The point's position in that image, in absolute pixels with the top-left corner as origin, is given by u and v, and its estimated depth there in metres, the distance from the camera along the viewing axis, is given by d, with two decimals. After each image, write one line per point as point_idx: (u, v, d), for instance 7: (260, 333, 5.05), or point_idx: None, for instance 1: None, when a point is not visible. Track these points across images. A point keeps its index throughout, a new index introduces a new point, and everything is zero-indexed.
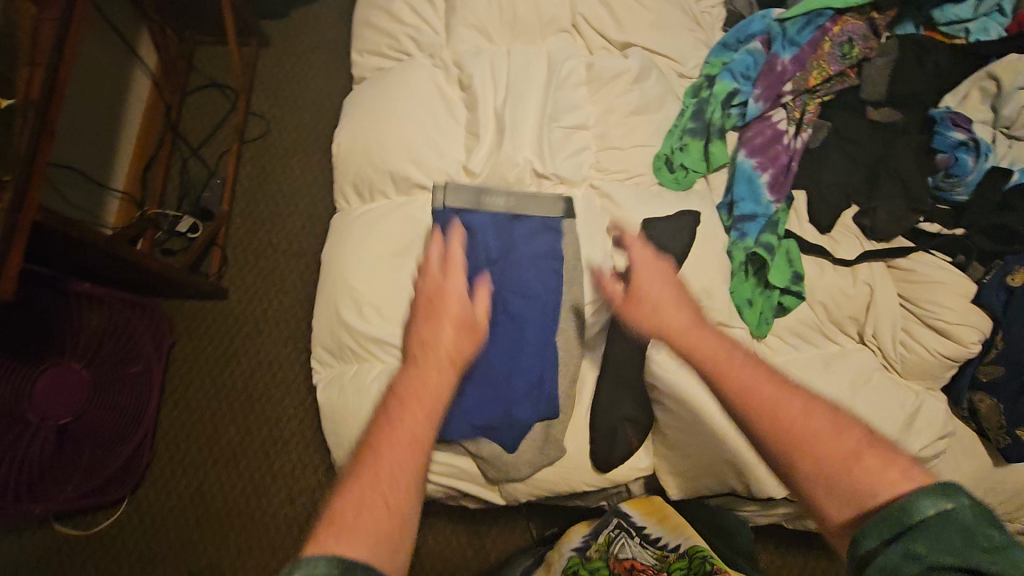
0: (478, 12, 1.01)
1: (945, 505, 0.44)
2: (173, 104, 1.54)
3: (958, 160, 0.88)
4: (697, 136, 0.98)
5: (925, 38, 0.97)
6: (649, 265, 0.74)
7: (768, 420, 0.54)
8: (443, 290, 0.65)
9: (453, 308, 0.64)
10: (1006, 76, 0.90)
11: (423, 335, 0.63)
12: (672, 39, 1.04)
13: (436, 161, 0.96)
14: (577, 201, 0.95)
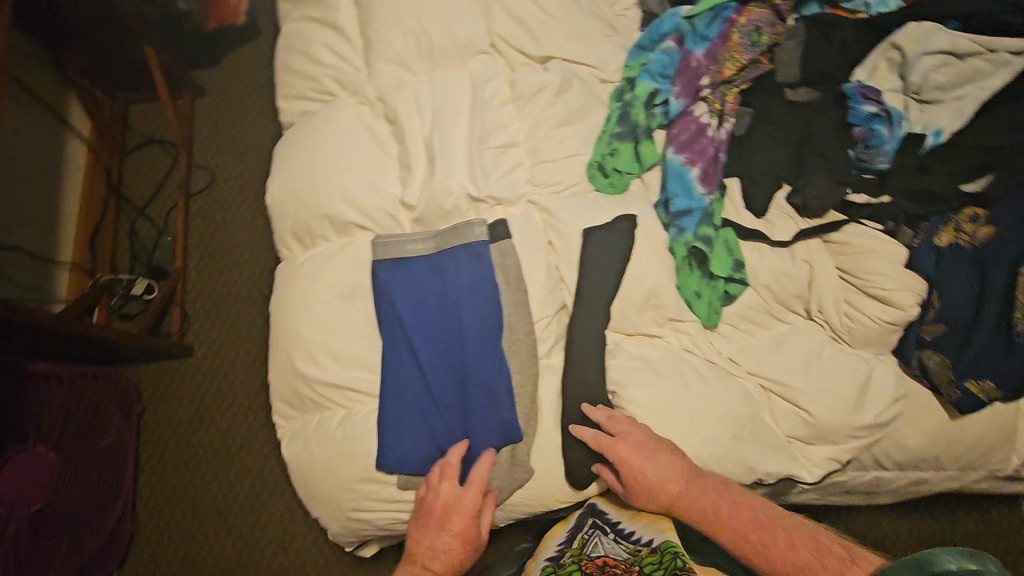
0: (394, 44, 1.01)
1: (970, 565, 0.62)
2: (112, 166, 1.50)
3: (873, 132, 0.91)
4: (625, 139, 0.99)
5: (829, 15, 0.99)
6: (635, 454, 0.82)
7: (761, 560, 0.76)
8: (448, 510, 0.82)
9: (457, 526, 0.81)
10: (907, 45, 0.93)
11: (417, 532, 0.82)
12: (589, 45, 1.04)
13: (372, 199, 0.97)
14: (516, 220, 0.96)
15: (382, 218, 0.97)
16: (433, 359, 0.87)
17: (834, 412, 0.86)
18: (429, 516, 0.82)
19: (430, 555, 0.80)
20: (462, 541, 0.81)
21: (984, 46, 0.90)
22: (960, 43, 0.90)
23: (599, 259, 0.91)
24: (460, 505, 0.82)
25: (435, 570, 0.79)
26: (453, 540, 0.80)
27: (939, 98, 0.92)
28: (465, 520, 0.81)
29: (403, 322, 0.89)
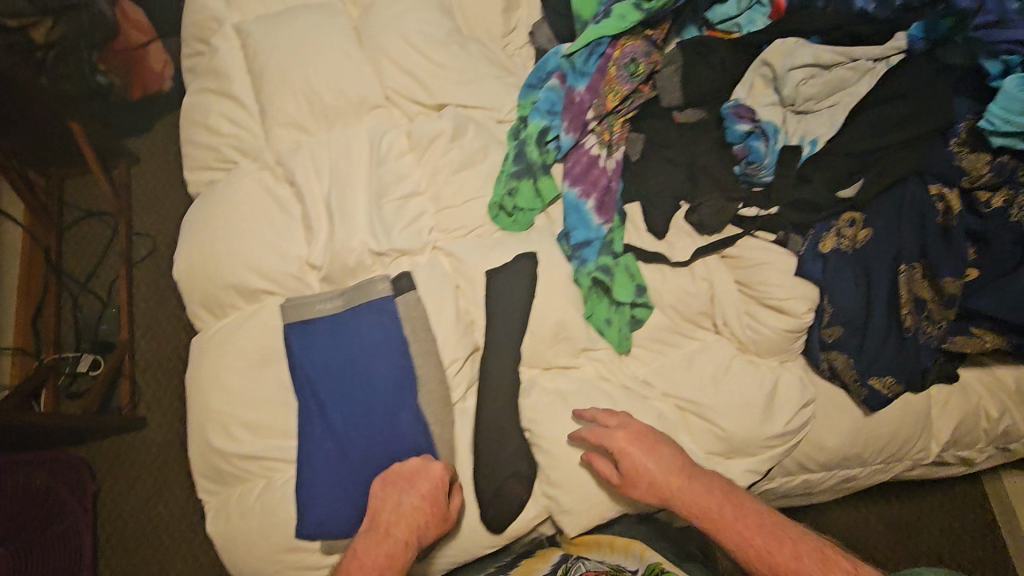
0: (287, 109, 1.03)
1: None
2: (51, 244, 1.45)
3: (751, 148, 0.93)
4: (522, 177, 1.01)
5: (706, 38, 1.01)
6: (636, 445, 0.84)
7: (762, 562, 0.77)
8: (415, 480, 0.82)
9: (422, 485, 0.82)
10: (776, 61, 0.93)
11: (380, 503, 0.82)
12: (481, 89, 1.06)
13: (277, 265, 0.97)
14: (421, 269, 0.97)
15: (288, 282, 0.97)
16: (345, 419, 0.87)
17: (744, 425, 0.88)
18: (397, 488, 0.82)
19: (396, 526, 0.80)
20: (427, 503, 0.81)
21: (847, 56, 0.91)
22: (824, 55, 0.91)
23: (503, 300, 0.93)
24: (426, 469, 0.83)
25: (394, 525, 0.79)
26: (418, 510, 0.80)
27: (812, 108, 0.93)
28: (431, 480, 0.82)
29: (312, 385, 0.89)
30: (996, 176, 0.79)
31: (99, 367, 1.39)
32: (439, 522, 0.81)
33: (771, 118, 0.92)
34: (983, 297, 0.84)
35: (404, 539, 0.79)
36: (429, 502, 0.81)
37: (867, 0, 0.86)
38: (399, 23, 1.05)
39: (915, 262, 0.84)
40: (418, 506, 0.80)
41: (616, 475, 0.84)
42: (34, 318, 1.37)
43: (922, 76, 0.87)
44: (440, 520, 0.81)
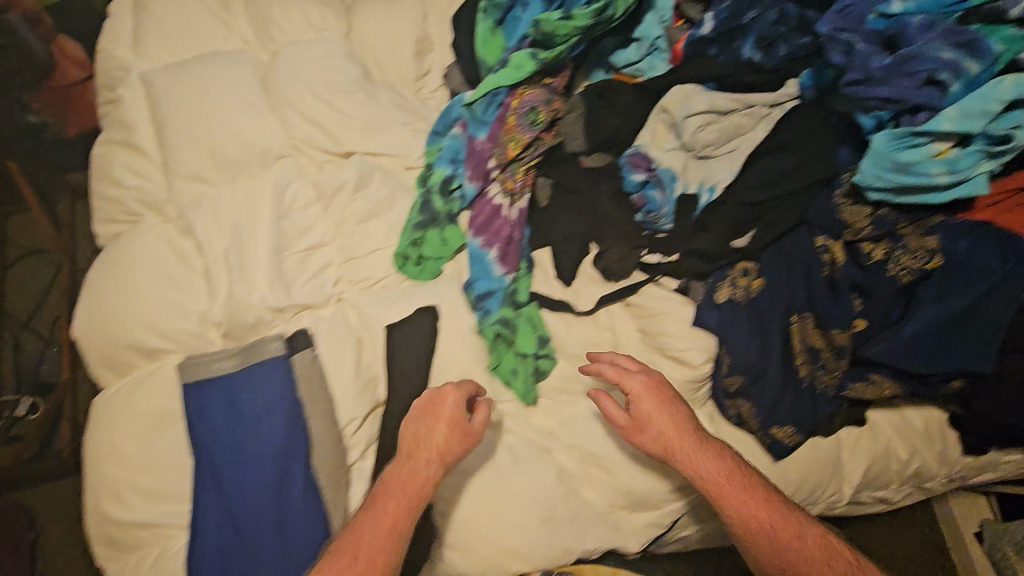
0: (188, 162, 1.02)
1: None
2: None
3: (648, 197, 0.93)
4: (428, 226, 1.00)
5: (611, 82, 0.99)
6: (654, 394, 0.84)
7: (755, 534, 0.77)
8: (438, 406, 0.84)
9: (447, 412, 0.83)
10: (674, 108, 0.93)
11: (408, 431, 0.84)
12: (388, 137, 1.05)
13: (177, 323, 0.96)
14: (322, 324, 0.96)
15: (188, 339, 0.96)
16: (234, 486, 0.85)
17: (643, 479, 0.90)
18: (425, 414, 0.84)
19: (423, 448, 0.82)
20: (451, 430, 0.82)
21: (742, 103, 0.90)
22: (719, 103, 0.90)
23: (402, 356, 0.93)
24: (448, 396, 0.84)
25: (423, 451, 0.82)
26: (443, 433, 0.82)
27: (711, 154, 0.93)
28: (451, 409, 0.83)
29: (202, 449, 0.87)
30: (878, 230, 0.78)
31: (37, 413, 1.25)
32: (465, 443, 0.82)
33: (669, 165, 0.92)
34: (874, 348, 0.80)
35: (433, 458, 0.81)
36: (449, 424, 0.82)
37: (750, 49, 0.89)
38: (302, 72, 1.04)
39: (806, 312, 0.83)
40: (438, 431, 0.82)
41: (624, 418, 0.83)
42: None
43: (811, 124, 0.85)
44: (466, 439, 0.83)
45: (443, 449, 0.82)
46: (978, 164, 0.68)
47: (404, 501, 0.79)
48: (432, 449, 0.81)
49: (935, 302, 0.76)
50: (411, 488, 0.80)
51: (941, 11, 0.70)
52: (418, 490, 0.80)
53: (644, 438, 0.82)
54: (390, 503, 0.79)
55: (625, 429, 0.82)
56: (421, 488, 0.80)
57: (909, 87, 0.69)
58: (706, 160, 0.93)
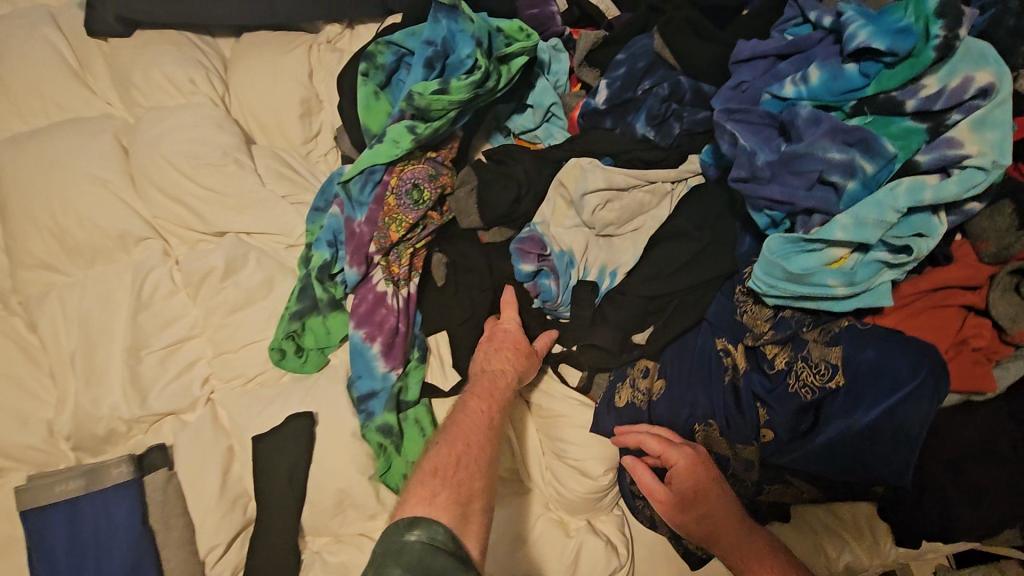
0: (33, 249, 0.91)
1: None
2: None
3: (542, 286, 0.81)
4: (308, 315, 0.90)
5: (506, 150, 0.89)
6: (701, 472, 0.70)
7: None
8: (500, 327, 0.81)
9: (512, 332, 0.81)
10: (571, 183, 0.80)
11: (481, 349, 0.80)
12: (263, 214, 0.95)
13: (15, 437, 0.85)
14: (183, 434, 0.85)
15: (30, 455, 0.85)
16: None
17: None
18: (489, 337, 0.81)
19: (496, 363, 0.77)
20: (518, 342, 0.80)
21: (642, 178, 0.79)
22: (617, 178, 0.79)
23: (272, 468, 0.83)
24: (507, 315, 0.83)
25: (499, 366, 0.77)
26: (509, 349, 0.79)
27: (614, 232, 0.81)
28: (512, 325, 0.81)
29: None
30: (782, 333, 0.70)
31: None
32: (532, 359, 0.79)
33: (569, 247, 0.80)
34: (787, 457, 0.72)
35: (507, 369, 0.77)
36: (515, 339, 0.80)
37: (643, 126, 0.80)
38: (165, 143, 0.94)
39: (710, 421, 0.74)
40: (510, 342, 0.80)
41: (663, 491, 0.71)
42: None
43: (711, 209, 0.78)
44: (532, 355, 0.80)
45: (512, 364, 0.78)
46: (876, 274, 0.63)
47: (486, 405, 0.72)
48: (503, 362, 0.77)
49: (843, 414, 0.68)
50: (500, 387, 0.75)
51: (832, 99, 0.65)
52: (502, 397, 0.74)
53: (690, 523, 0.70)
54: (479, 407, 0.72)
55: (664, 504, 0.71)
56: (507, 389, 0.75)
57: (800, 188, 0.63)
58: (609, 240, 0.82)
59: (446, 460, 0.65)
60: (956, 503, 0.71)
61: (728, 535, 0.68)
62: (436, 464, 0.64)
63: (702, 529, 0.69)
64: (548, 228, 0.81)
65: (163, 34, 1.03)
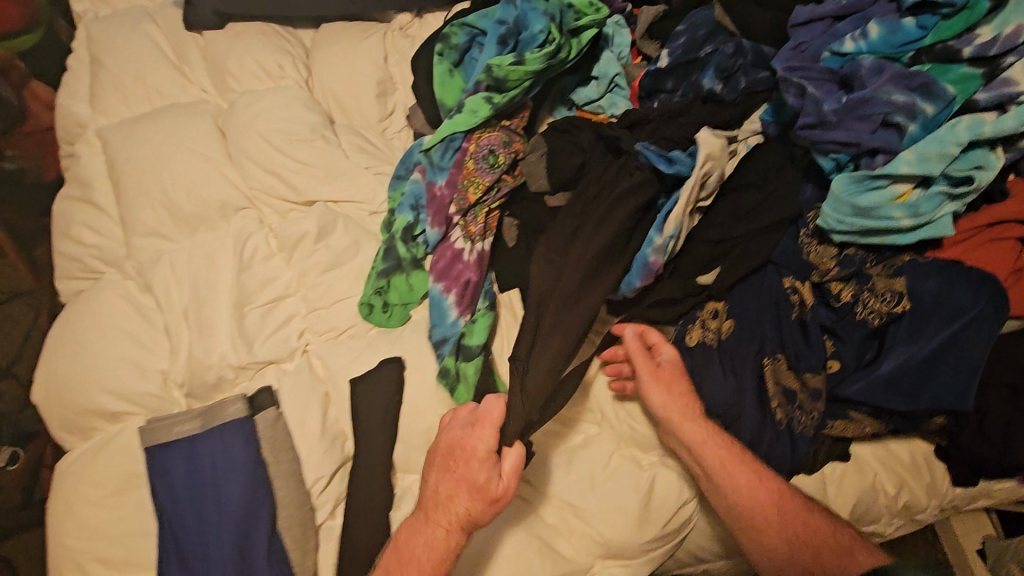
0: (147, 218, 1.00)
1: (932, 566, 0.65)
2: None
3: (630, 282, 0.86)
4: (392, 273, 0.98)
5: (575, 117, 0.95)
6: (679, 365, 0.83)
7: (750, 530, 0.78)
8: (458, 459, 0.74)
9: (468, 472, 0.73)
10: (716, 160, 0.80)
11: (434, 488, 0.76)
12: (349, 183, 1.03)
13: (135, 385, 0.94)
14: (287, 379, 0.93)
15: (148, 401, 0.94)
16: (201, 554, 0.83)
17: (620, 532, 0.84)
18: (446, 470, 0.75)
19: (443, 516, 0.74)
20: (473, 491, 0.73)
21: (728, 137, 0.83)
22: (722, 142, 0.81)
23: (370, 408, 0.90)
24: (467, 445, 0.75)
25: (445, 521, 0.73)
26: (464, 498, 0.73)
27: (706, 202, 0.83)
28: (471, 465, 0.74)
29: (168, 519, 0.85)
30: (845, 270, 0.76)
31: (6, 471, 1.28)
32: (491, 508, 0.72)
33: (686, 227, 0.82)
34: (853, 386, 0.77)
35: (453, 526, 0.73)
36: (475, 486, 0.72)
37: (710, 78, 0.85)
38: (259, 123, 1.03)
39: (778, 354, 0.80)
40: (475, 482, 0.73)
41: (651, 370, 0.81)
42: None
43: (773, 162, 0.83)
44: (492, 504, 0.72)
45: (465, 516, 0.73)
46: (940, 205, 0.69)
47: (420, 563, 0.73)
48: (451, 510, 0.73)
49: (906, 343, 0.75)
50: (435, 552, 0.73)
51: (892, 51, 0.71)
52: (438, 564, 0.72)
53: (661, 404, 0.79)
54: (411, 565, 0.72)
55: (652, 376, 0.80)
56: (452, 542, 0.73)
57: (864, 131, 0.69)
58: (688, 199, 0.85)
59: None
60: (1015, 418, 0.78)
61: (688, 419, 0.79)
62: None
63: (666, 412, 0.79)
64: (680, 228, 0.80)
65: (252, 27, 1.13)
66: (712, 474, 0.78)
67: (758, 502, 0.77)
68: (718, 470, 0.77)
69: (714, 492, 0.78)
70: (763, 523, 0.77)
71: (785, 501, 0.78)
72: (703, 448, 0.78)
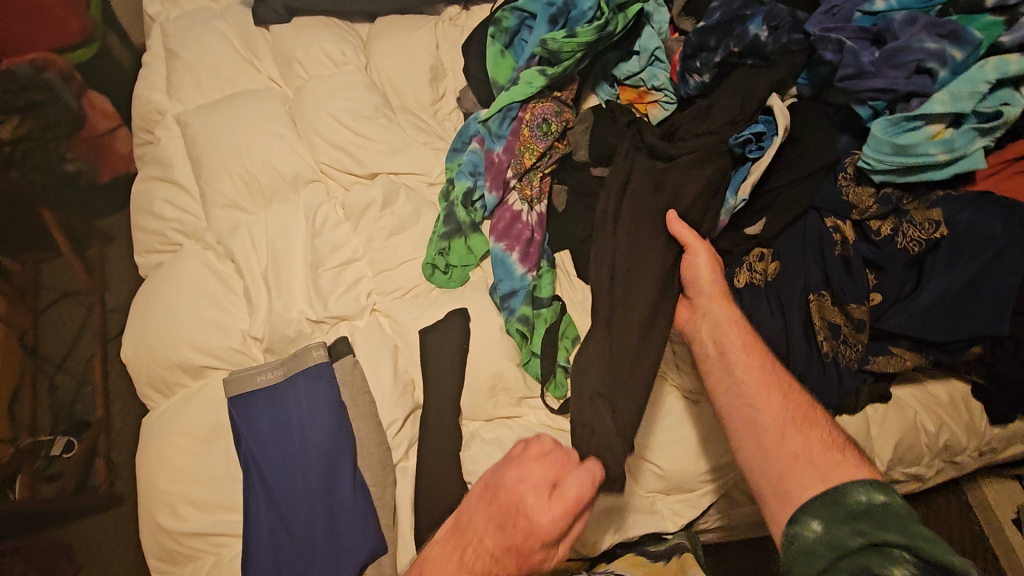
0: (226, 190, 1.09)
1: (879, 497, 0.62)
2: (27, 328, 1.59)
3: None
4: (453, 237, 1.05)
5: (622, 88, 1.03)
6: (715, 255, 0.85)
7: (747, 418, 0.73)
8: (517, 522, 0.68)
9: (524, 540, 0.67)
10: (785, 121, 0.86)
11: (471, 534, 0.70)
12: (409, 157, 1.12)
13: (218, 341, 1.01)
14: (360, 334, 1.00)
15: (231, 356, 1.01)
16: (289, 492, 0.89)
17: (680, 462, 0.90)
18: (495, 516, 0.70)
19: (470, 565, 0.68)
20: (519, 560, 0.67)
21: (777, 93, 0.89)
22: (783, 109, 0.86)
23: (439, 357, 0.96)
24: (539, 512, 0.68)
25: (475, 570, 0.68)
26: (505, 559, 0.68)
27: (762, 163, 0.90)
28: (534, 540, 0.67)
29: (256, 461, 0.91)
30: (883, 207, 0.82)
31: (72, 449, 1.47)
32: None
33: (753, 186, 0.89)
34: (893, 319, 0.84)
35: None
36: (524, 556, 0.67)
37: (756, 26, 0.88)
38: (327, 104, 1.12)
39: (823, 291, 0.86)
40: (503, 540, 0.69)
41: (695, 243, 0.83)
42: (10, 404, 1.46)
43: (810, 117, 0.89)
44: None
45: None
46: (972, 140, 0.76)
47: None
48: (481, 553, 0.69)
49: (943, 271, 0.81)
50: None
51: (920, 6, 0.79)
52: None
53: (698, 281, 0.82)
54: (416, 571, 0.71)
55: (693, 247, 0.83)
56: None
57: (900, 77, 0.77)
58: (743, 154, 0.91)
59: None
60: None
61: (717, 299, 0.82)
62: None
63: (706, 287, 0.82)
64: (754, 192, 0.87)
65: (315, 20, 1.23)
66: (726, 351, 0.78)
67: (763, 384, 0.74)
68: (737, 349, 0.77)
69: (720, 371, 0.77)
70: (761, 402, 0.73)
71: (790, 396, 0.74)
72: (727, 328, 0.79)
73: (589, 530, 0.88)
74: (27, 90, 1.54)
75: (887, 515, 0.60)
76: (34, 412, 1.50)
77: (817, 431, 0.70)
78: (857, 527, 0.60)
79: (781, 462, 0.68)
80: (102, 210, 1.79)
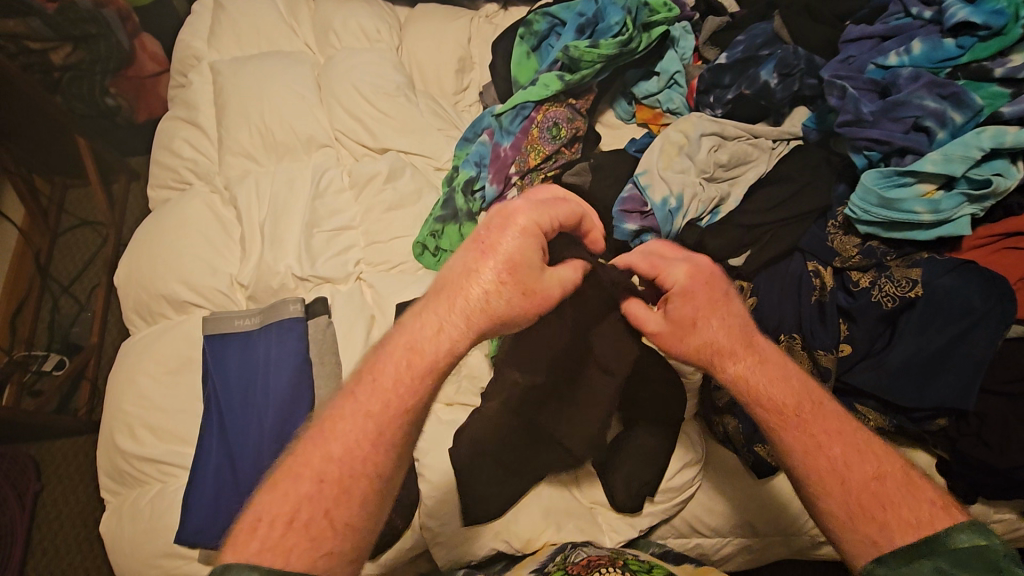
0: (241, 139, 1.13)
1: (978, 540, 0.51)
2: (42, 248, 1.64)
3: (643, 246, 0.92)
4: (448, 221, 1.05)
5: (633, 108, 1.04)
6: (700, 289, 0.64)
7: (821, 476, 0.58)
8: (503, 230, 0.60)
9: (514, 249, 0.59)
10: (686, 131, 0.96)
11: (472, 263, 0.59)
12: (421, 139, 1.14)
13: (206, 280, 1.04)
14: (340, 297, 1.02)
15: (215, 297, 1.04)
16: (239, 436, 0.91)
17: None
18: (490, 236, 0.60)
19: (457, 300, 0.58)
20: (516, 266, 0.58)
21: (746, 133, 0.96)
22: (727, 129, 0.96)
23: None
24: (521, 220, 0.60)
25: (469, 297, 0.58)
26: (496, 278, 0.58)
27: (718, 175, 0.94)
28: (531, 244, 0.59)
29: (217, 400, 0.94)
30: (866, 259, 0.83)
31: (63, 367, 1.50)
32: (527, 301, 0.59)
33: (682, 186, 0.91)
34: (861, 374, 0.81)
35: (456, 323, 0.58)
36: (511, 264, 0.58)
37: (769, 72, 0.93)
38: (353, 75, 1.16)
39: (795, 334, 0.85)
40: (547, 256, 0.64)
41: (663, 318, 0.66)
42: (12, 317, 1.51)
43: (809, 161, 0.92)
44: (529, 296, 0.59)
45: (468, 318, 0.58)
46: (960, 206, 0.78)
47: (440, 350, 0.57)
48: (507, 256, 0.58)
49: (916, 333, 0.79)
50: (517, 287, 0.58)
51: (931, 66, 0.83)
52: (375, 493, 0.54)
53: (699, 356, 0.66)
54: (380, 395, 0.56)
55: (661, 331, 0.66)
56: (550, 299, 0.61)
57: (897, 131, 0.82)
58: (713, 181, 0.94)
59: (285, 506, 0.52)
60: (1013, 421, 0.77)
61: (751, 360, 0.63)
62: (279, 491, 0.53)
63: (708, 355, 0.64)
64: (654, 172, 0.93)
65: None
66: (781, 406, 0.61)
67: (817, 453, 0.59)
68: (794, 416, 0.61)
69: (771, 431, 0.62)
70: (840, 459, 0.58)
71: (863, 456, 0.59)
72: (759, 403, 0.62)
73: (522, 526, 0.88)
74: (84, 21, 1.57)
75: (976, 565, 0.50)
76: (33, 326, 1.55)
77: (890, 491, 0.57)
78: (939, 566, 0.51)
79: (853, 539, 0.56)
80: (133, 149, 1.84)
